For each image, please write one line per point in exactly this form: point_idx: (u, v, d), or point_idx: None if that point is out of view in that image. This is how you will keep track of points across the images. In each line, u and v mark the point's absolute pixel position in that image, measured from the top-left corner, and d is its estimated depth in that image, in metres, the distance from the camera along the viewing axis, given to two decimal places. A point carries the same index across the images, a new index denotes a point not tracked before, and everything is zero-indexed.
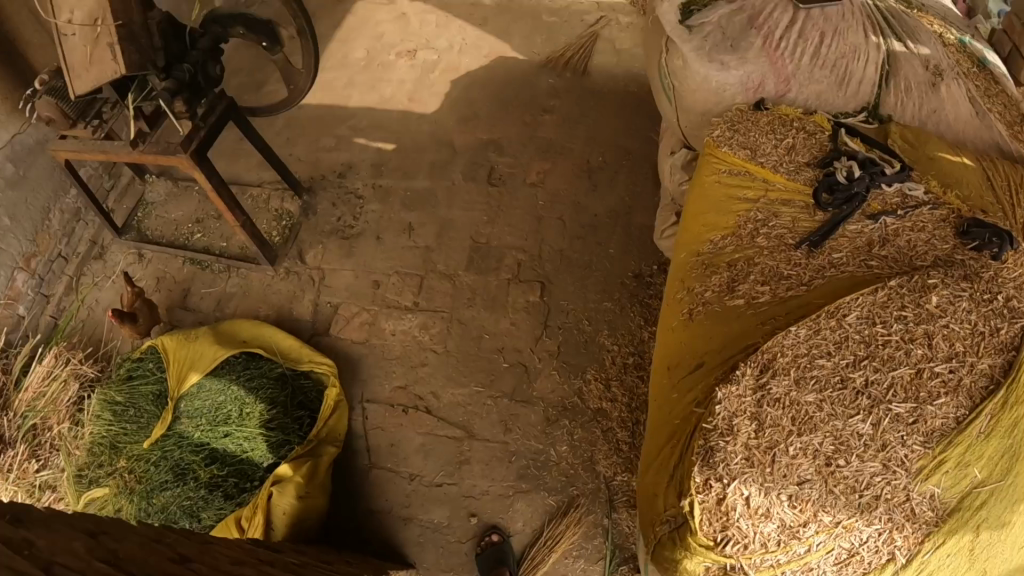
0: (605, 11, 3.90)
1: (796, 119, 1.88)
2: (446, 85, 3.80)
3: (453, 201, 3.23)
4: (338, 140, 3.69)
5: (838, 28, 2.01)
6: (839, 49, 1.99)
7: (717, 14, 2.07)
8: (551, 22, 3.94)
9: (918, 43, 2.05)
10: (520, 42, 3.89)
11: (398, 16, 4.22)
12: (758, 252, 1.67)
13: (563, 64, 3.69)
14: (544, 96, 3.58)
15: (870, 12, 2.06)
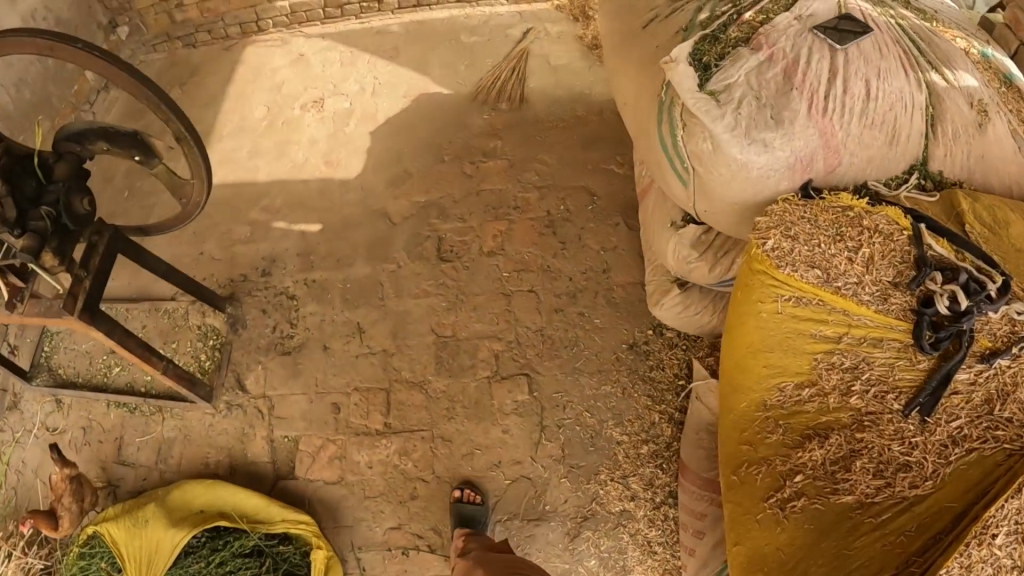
0: (530, 23, 3.47)
1: (864, 217, 1.46)
2: (368, 138, 3.27)
3: (401, 287, 2.75)
4: (253, 227, 3.10)
5: (883, 71, 1.62)
6: (891, 99, 1.62)
7: (743, 71, 1.60)
8: (472, 44, 3.48)
9: (954, 70, 1.75)
10: (442, 73, 3.42)
11: (295, 59, 3.71)
12: (853, 421, 1.41)
13: (497, 93, 3.22)
14: (483, 138, 3.13)
15: (903, 42, 1.70)
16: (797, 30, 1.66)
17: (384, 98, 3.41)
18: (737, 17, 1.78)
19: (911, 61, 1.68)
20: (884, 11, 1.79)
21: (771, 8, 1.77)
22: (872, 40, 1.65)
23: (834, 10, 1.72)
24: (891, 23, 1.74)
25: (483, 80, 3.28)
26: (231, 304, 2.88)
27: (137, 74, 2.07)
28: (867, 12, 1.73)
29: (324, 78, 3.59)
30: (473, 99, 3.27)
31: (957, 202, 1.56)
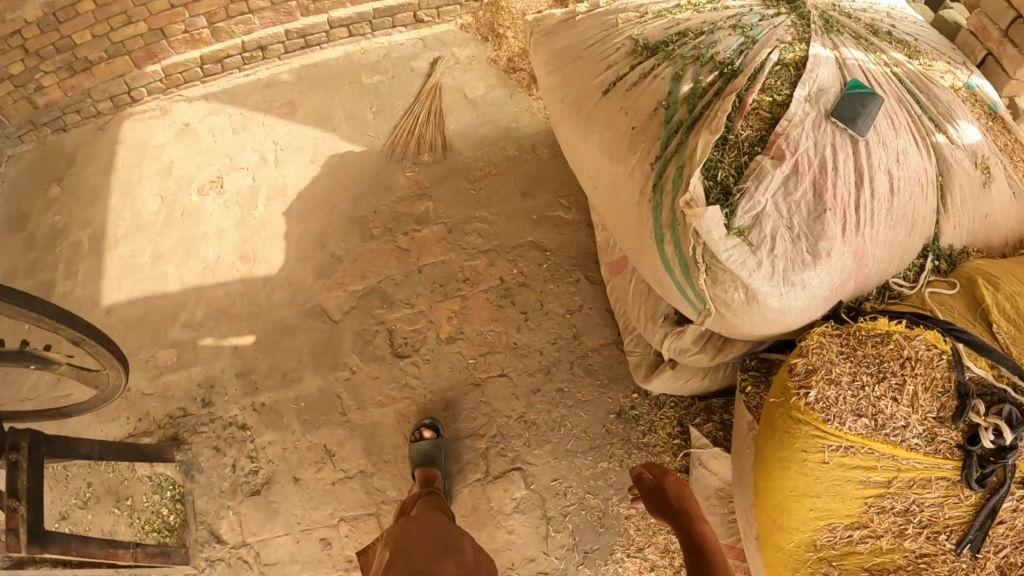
0: (437, 52, 3.22)
1: (903, 345, 1.43)
2: (282, 219, 2.86)
3: (363, 399, 2.51)
4: (178, 349, 2.70)
5: (902, 154, 1.54)
6: (913, 185, 1.54)
7: (771, 193, 1.46)
8: (377, 86, 3.17)
9: (957, 122, 1.66)
10: (351, 125, 3.07)
11: (180, 130, 3.18)
12: (908, 562, 1.47)
13: (419, 144, 2.95)
14: (411, 201, 2.83)
15: (909, 107, 1.61)
16: (814, 122, 1.51)
17: (293, 166, 2.99)
18: (739, 99, 1.56)
19: (923, 127, 1.60)
20: (877, 59, 1.70)
21: (771, 84, 1.59)
22: (886, 119, 1.55)
23: (839, 82, 1.59)
24: (890, 76, 1.66)
25: (398, 130, 2.99)
26: (179, 451, 2.54)
27: (16, 297, 1.57)
28: (868, 72, 1.63)
29: (215, 150, 3.09)
30: (387, 156, 2.96)
31: (980, 296, 1.52)
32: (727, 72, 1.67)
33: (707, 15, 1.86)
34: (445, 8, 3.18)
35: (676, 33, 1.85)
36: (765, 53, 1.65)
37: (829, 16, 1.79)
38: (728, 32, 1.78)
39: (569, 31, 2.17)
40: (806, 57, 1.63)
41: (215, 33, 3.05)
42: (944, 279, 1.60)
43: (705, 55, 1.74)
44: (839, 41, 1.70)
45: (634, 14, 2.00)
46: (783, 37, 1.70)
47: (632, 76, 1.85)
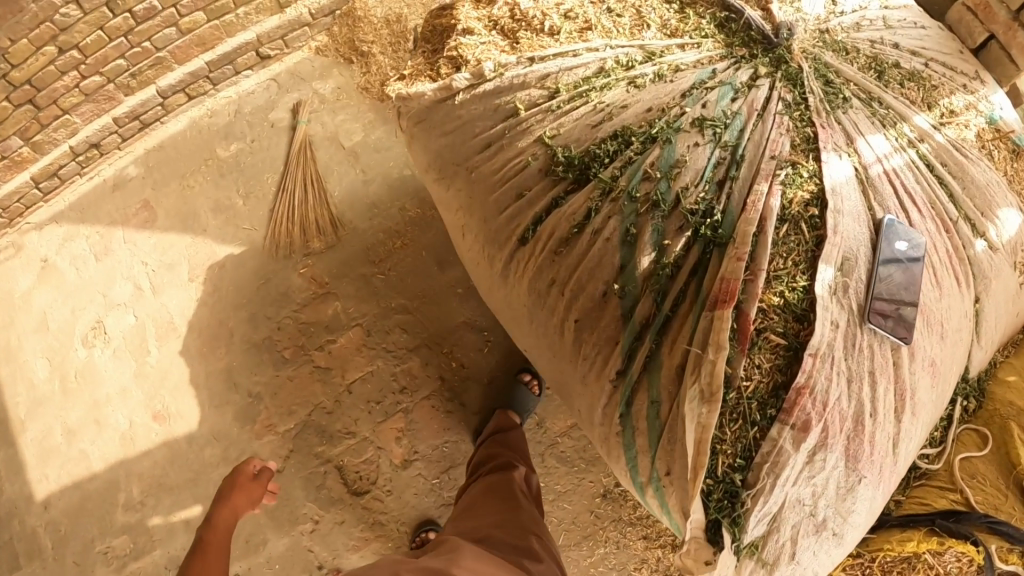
0: (297, 92, 2.68)
1: (931, 563, 1.61)
2: (180, 361, 2.46)
3: (340, 548, 2.34)
4: (131, 535, 2.37)
5: (943, 322, 1.33)
6: (952, 351, 1.37)
7: (795, 476, 1.22)
8: (238, 158, 2.63)
9: (996, 212, 1.49)
10: (222, 220, 2.57)
11: (41, 268, 2.58)
12: None
13: (308, 231, 2.50)
14: (310, 306, 2.46)
15: (947, 219, 1.42)
16: (846, 339, 1.22)
17: (176, 288, 2.52)
18: (737, 313, 1.21)
19: (956, 244, 1.43)
20: (897, 138, 1.45)
21: (771, 272, 1.23)
22: (929, 278, 1.32)
23: (865, 240, 1.28)
24: (916, 164, 1.43)
25: (275, 217, 2.51)
26: None
27: None
28: (902, 189, 1.38)
29: (76, 290, 2.55)
30: (271, 254, 2.50)
31: (1012, 455, 1.65)
32: (710, 237, 1.29)
33: (651, 93, 1.50)
34: (291, 35, 2.65)
35: (604, 136, 1.47)
36: (764, 192, 1.28)
37: (826, 74, 1.49)
38: (689, 149, 1.38)
39: (455, 127, 1.70)
40: (820, 201, 1.29)
41: (37, 147, 2.43)
42: (975, 431, 1.71)
43: (666, 198, 1.35)
44: (851, 124, 1.42)
45: (541, 92, 1.59)
46: (785, 151, 1.34)
47: (558, 217, 1.47)
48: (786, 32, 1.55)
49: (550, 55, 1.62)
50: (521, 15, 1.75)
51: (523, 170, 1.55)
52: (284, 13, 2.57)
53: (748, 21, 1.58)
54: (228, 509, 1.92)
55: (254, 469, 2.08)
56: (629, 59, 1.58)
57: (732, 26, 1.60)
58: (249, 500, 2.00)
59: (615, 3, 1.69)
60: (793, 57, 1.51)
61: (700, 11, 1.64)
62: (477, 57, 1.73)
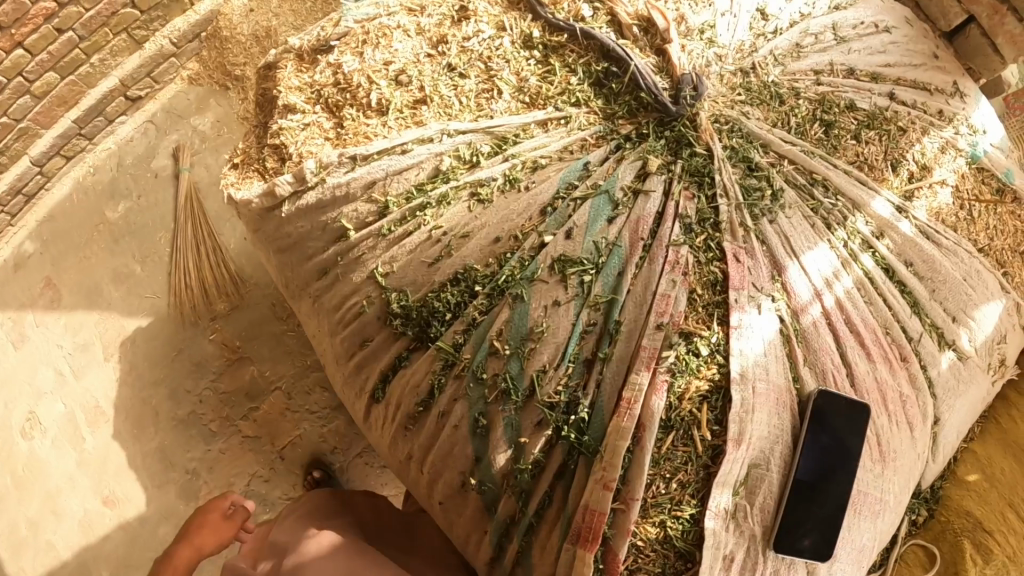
0: (177, 133, 2.30)
1: None
2: (119, 445, 2.09)
3: None
4: None
5: (880, 504, 1.08)
6: (894, 521, 1.15)
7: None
8: (129, 219, 2.24)
9: (972, 310, 1.25)
10: (126, 290, 2.20)
11: None
12: None
13: (212, 291, 2.19)
14: (227, 375, 2.15)
15: (904, 352, 1.15)
16: (743, 569, 0.99)
17: (103, 366, 2.13)
18: (604, 550, 0.99)
19: (912, 375, 1.15)
20: (850, 237, 1.16)
21: (649, 500, 0.97)
22: (869, 456, 1.06)
23: (780, 436, 0.99)
24: (874, 275, 1.15)
25: (173, 277, 2.19)
26: None
27: None
28: (853, 325, 1.10)
29: None
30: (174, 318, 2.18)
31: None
32: (574, 442, 1.00)
33: (498, 212, 1.09)
34: (158, 70, 2.28)
35: (442, 280, 1.12)
36: (644, 388, 0.96)
37: (749, 155, 1.13)
38: (545, 311, 1.02)
39: (287, 244, 1.41)
40: (721, 393, 0.97)
41: None
42: (921, 546, 1.37)
43: (518, 385, 1.03)
44: (786, 236, 1.09)
45: (371, 208, 1.23)
46: (682, 315, 0.98)
47: (402, 387, 1.20)
48: (689, 94, 1.11)
49: (375, 153, 1.22)
50: (345, 83, 1.33)
51: (360, 316, 1.27)
52: (143, 49, 2.22)
53: (634, 76, 1.12)
54: (187, 547, 1.42)
55: (227, 502, 1.49)
56: (472, 151, 1.14)
57: (612, 86, 1.14)
58: (215, 545, 1.44)
59: (457, 56, 1.22)
60: (701, 135, 1.11)
61: (571, 61, 1.17)
62: (298, 151, 1.35)
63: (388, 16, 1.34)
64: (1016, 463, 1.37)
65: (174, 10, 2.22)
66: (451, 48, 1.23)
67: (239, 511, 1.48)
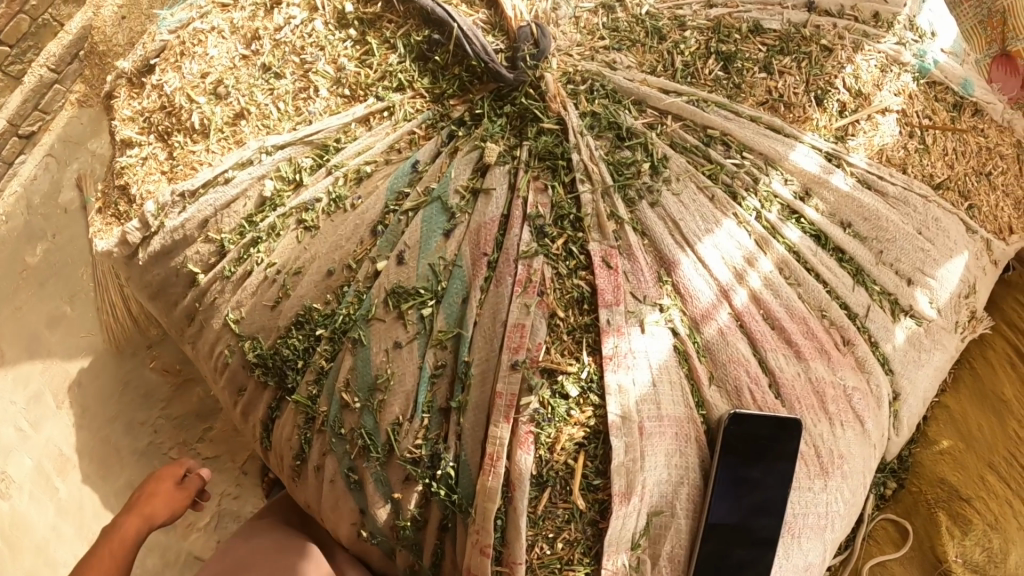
0: (78, 162, 1.92)
1: None
2: (92, 488, 1.66)
3: None
4: None
5: (828, 518, 0.96)
6: (847, 527, 1.02)
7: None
8: (51, 260, 1.81)
9: (925, 271, 1.12)
10: (64, 333, 1.75)
11: None
12: None
13: (141, 316, 1.72)
14: (176, 398, 1.76)
15: (846, 336, 1.01)
16: None
17: (60, 414, 1.69)
18: None
19: (861, 359, 1.02)
20: (765, 203, 1.02)
21: (535, 562, 0.83)
22: (807, 470, 0.95)
23: (685, 474, 0.85)
24: (798, 248, 1.02)
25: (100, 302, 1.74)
26: None
27: None
28: (777, 316, 0.97)
29: None
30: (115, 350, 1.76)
31: (941, 550, 1.24)
32: (445, 501, 0.86)
33: (327, 239, 0.95)
34: (44, 101, 2.04)
35: (287, 324, 0.97)
36: (507, 443, 0.82)
37: (616, 120, 0.97)
38: (388, 355, 0.88)
39: (155, 290, 1.26)
40: (600, 439, 0.82)
41: None
42: (892, 521, 1.29)
43: (376, 440, 0.89)
44: (679, 221, 0.94)
45: (212, 248, 1.08)
46: (540, 348, 0.83)
47: (280, 440, 1.08)
48: (527, 54, 0.96)
49: (200, 185, 1.05)
50: (170, 106, 1.14)
51: (228, 366, 1.12)
52: (23, 83, 2.02)
53: (459, 41, 0.96)
54: (134, 517, 1.16)
55: (183, 470, 1.25)
56: (294, 166, 0.99)
57: (437, 58, 0.98)
58: (168, 517, 1.19)
59: (271, 53, 1.04)
60: (550, 104, 0.95)
61: (389, 34, 1.00)
62: (141, 190, 1.19)
63: (201, 19, 1.13)
64: (992, 419, 1.29)
65: (44, 35, 2.04)
66: (264, 44, 1.05)
67: (193, 481, 1.25)
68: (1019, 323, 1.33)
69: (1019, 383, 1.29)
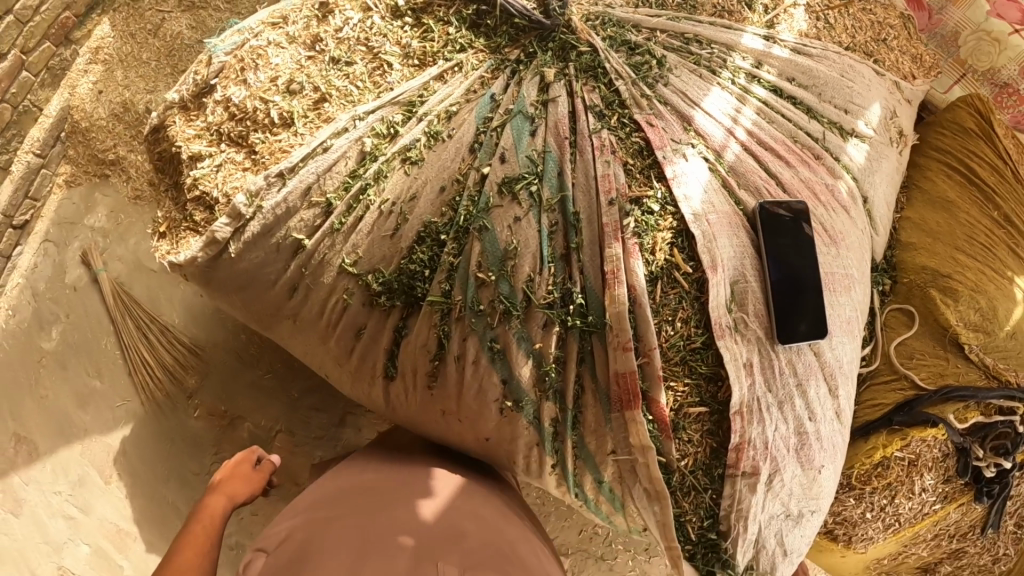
0: (77, 240, 2.03)
1: (903, 457, 1.47)
2: (158, 555, 1.86)
3: None
4: None
5: (849, 276, 1.26)
6: (864, 290, 1.32)
7: (762, 508, 1.17)
8: (68, 340, 1.95)
9: (856, 103, 1.48)
10: (96, 409, 1.92)
11: None
12: (929, 545, 1.66)
13: (177, 369, 1.94)
14: (225, 439, 1.94)
15: (808, 153, 1.33)
16: (764, 372, 1.14)
17: (109, 489, 1.88)
18: (648, 404, 1.12)
19: (829, 167, 1.35)
20: (734, 74, 1.34)
21: (665, 345, 1.12)
22: (822, 241, 1.25)
23: (746, 251, 1.15)
24: (768, 103, 1.34)
25: (133, 366, 1.94)
26: None
27: None
28: (767, 141, 1.28)
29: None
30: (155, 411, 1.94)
31: (943, 319, 1.51)
32: (582, 327, 1.12)
33: (433, 165, 1.19)
34: (33, 187, 2.02)
35: (409, 244, 1.19)
36: (621, 255, 1.11)
37: (625, 38, 1.30)
38: (511, 230, 1.14)
39: (245, 282, 1.35)
40: (684, 235, 1.13)
41: None
42: (897, 307, 1.55)
43: (514, 300, 1.14)
44: (684, 93, 1.26)
45: (316, 211, 1.25)
46: (625, 186, 1.14)
47: (411, 352, 1.24)
48: (557, 4, 1.28)
49: (299, 160, 1.25)
50: (240, 112, 1.32)
51: (347, 310, 1.27)
52: (12, 172, 1.99)
53: (503, 8, 1.28)
54: (219, 495, 1.38)
55: (255, 456, 1.52)
56: (386, 125, 1.23)
57: (488, 22, 1.30)
58: (248, 493, 1.43)
59: (337, 48, 1.30)
60: (580, 35, 1.27)
61: (442, 15, 1.31)
62: (222, 190, 1.32)
63: (256, 37, 1.35)
64: (942, 213, 1.61)
65: (27, 121, 2.02)
66: (328, 43, 1.31)
67: (264, 465, 1.52)
68: (937, 144, 1.72)
69: (959, 187, 1.64)
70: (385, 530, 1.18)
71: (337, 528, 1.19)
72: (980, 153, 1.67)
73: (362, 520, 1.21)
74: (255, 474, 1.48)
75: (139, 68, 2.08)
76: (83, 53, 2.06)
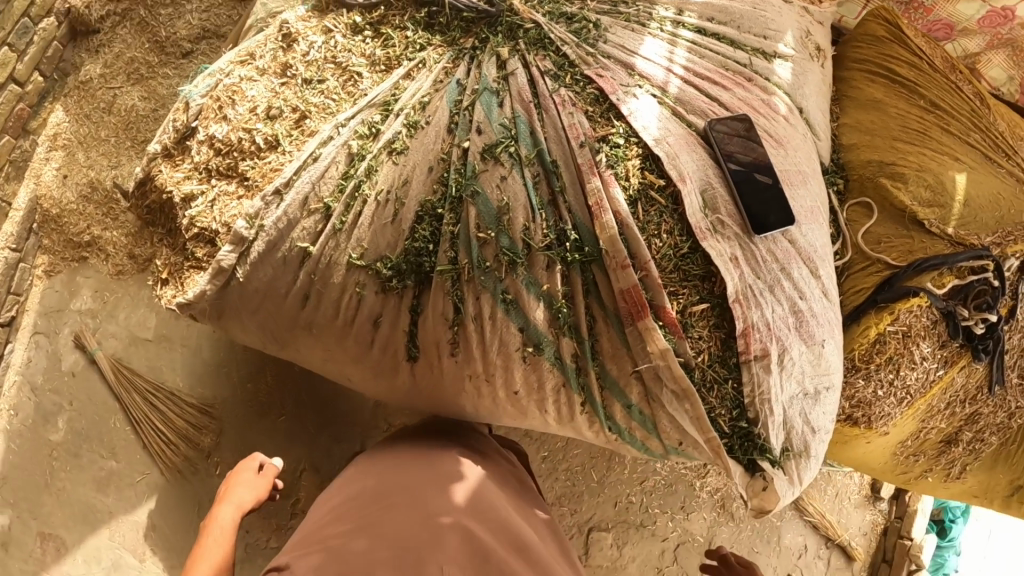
0: (67, 325, 2.00)
1: (896, 331, 1.59)
2: None
3: None
4: None
5: (800, 172, 1.40)
6: (817, 185, 1.46)
7: (782, 388, 1.27)
8: (75, 428, 1.91)
9: (773, 30, 1.63)
10: (117, 490, 1.88)
11: None
12: (942, 414, 1.78)
13: (191, 430, 1.91)
14: None
15: (739, 77, 1.47)
16: (750, 263, 1.26)
17: (145, 566, 1.84)
18: (656, 312, 1.22)
19: (761, 86, 1.49)
20: (661, 24, 1.49)
21: (658, 257, 1.23)
22: (770, 145, 1.38)
23: (707, 163, 1.28)
24: (697, 43, 1.48)
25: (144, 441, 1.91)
26: None
27: None
28: (703, 72, 1.41)
29: None
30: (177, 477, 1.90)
31: (898, 202, 1.66)
32: (581, 259, 1.23)
33: (418, 150, 1.29)
34: (13, 283, 2.00)
35: (410, 224, 1.28)
36: (601, 187, 1.22)
37: (562, 10, 1.44)
38: (500, 188, 1.24)
39: (258, 302, 1.39)
40: (653, 159, 1.25)
41: None
42: (855, 202, 1.70)
43: (517, 250, 1.23)
44: (623, 46, 1.39)
45: (315, 217, 1.32)
46: (591, 129, 1.26)
47: (430, 327, 1.30)
48: None
49: (292, 174, 1.33)
50: (225, 146, 1.40)
51: (362, 304, 1.32)
52: None
53: (451, 6, 1.42)
54: (231, 506, 1.40)
55: (258, 463, 1.55)
56: (368, 125, 1.33)
57: (440, 21, 1.42)
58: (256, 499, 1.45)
59: (307, 70, 1.41)
60: (523, 15, 1.40)
61: (398, 22, 1.44)
62: (220, 222, 1.39)
63: (228, 77, 1.45)
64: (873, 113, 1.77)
65: None
66: (298, 67, 1.42)
67: (268, 470, 1.55)
68: (855, 59, 1.90)
69: (883, 89, 1.82)
70: (401, 518, 1.20)
71: (354, 520, 1.22)
72: (895, 56, 1.86)
73: (378, 509, 1.25)
74: (263, 484, 1.51)
75: (99, 146, 2.11)
76: (41, 142, 2.10)
